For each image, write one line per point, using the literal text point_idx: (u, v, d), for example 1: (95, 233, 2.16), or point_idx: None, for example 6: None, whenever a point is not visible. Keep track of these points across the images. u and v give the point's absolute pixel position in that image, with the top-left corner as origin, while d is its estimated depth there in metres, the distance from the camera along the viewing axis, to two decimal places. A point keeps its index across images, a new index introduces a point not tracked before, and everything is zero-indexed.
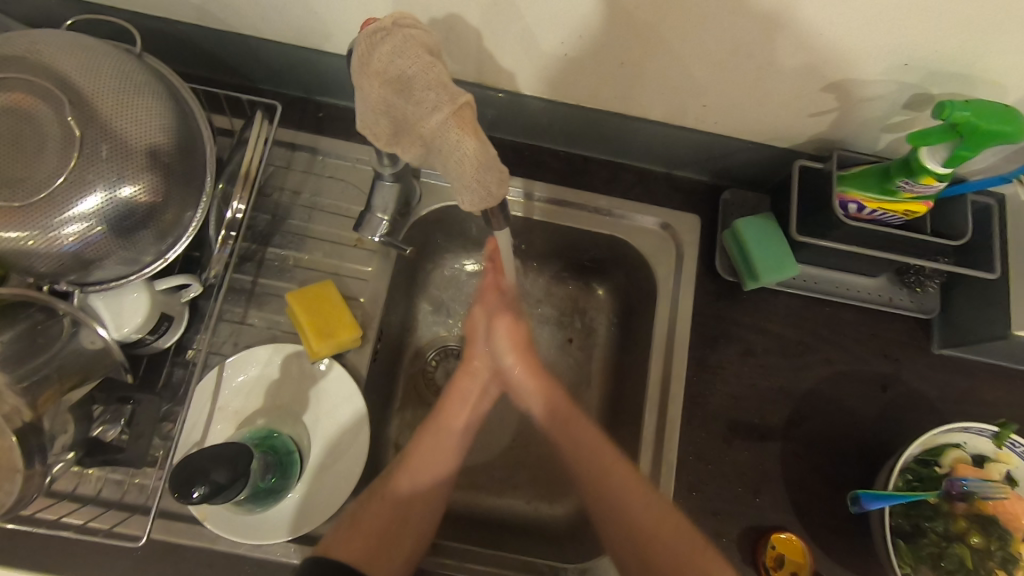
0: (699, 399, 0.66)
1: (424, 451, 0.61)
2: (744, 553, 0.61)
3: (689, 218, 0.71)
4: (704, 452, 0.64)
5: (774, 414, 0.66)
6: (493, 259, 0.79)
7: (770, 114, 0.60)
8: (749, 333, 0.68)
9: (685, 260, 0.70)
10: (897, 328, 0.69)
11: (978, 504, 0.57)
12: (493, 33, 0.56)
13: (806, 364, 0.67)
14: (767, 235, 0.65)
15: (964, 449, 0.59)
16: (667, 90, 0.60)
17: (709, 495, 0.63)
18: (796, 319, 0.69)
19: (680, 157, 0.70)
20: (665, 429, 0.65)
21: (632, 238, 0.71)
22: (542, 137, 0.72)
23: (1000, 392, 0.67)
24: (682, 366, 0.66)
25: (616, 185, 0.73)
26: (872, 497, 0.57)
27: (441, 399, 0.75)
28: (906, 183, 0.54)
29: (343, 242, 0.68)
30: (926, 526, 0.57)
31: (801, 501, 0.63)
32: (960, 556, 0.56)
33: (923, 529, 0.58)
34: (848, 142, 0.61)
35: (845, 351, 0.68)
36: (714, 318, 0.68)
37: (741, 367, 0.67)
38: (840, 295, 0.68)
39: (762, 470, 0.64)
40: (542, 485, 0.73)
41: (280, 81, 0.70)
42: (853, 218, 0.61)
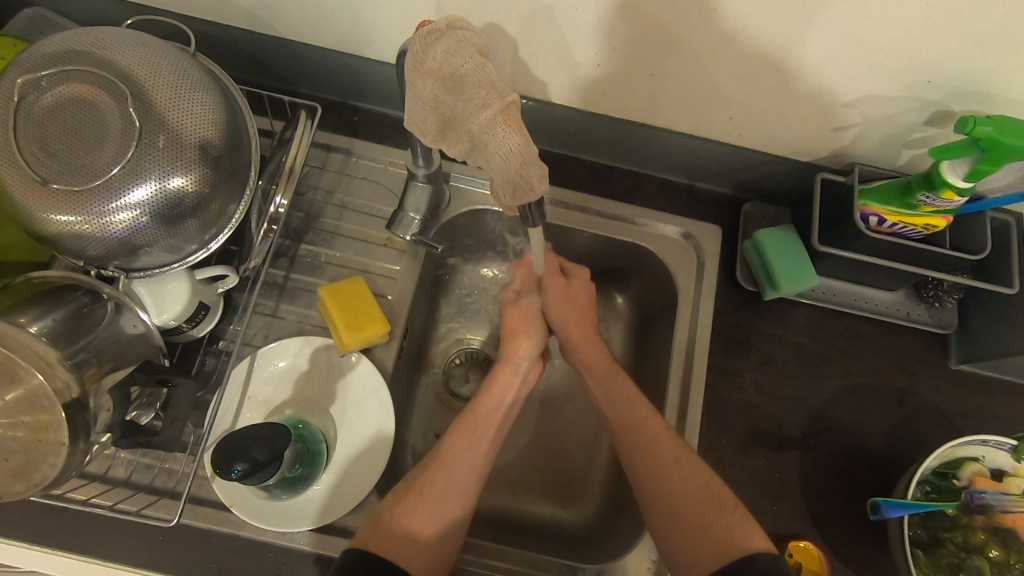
0: (718, 405, 0.67)
1: (462, 439, 0.61)
2: None
3: (710, 227, 0.73)
4: (722, 458, 0.65)
5: (792, 422, 0.66)
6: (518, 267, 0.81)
7: (794, 129, 0.62)
8: (768, 342, 0.69)
9: (705, 269, 0.71)
10: (914, 342, 0.70)
11: (998, 517, 0.57)
12: (529, 43, 0.59)
13: (824, 375, 0.68)
14: (788, 246, 0.67)
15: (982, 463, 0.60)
16: (694, 102, 0.62)
17: None
18: (816, 331, 0.70)
19: (702, 169, 0.72)
20: (684, 432, 0.66)
21: (655, 247, 0.73)
22: (568, 145, 0.74)
23: (1016, 408, 0.67)
24: (701, 373, 0.67)
25: (639, 195, 0.75)
26: (890, 504, 0.58)
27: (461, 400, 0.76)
28: (927, 197, 0.56)
29: (373, 241, 0.70)
30: (944, 536, 0.58)
31: (819, 510, 0.63)
32: (978, 567, 0.56)
33: (942, 540, 0.58)
34: (868, 157, 0.63)
35: (862, 364, 0.69)
36: (733, 326, 0.70)
37: (760, 375, 0.68)
38: (858, 307, 0.70)
39: (780, 478, 0.64)
40: (559, 490, 0.73)
41: (319, 85, 0.73)
42: (874, 231, 0.62)
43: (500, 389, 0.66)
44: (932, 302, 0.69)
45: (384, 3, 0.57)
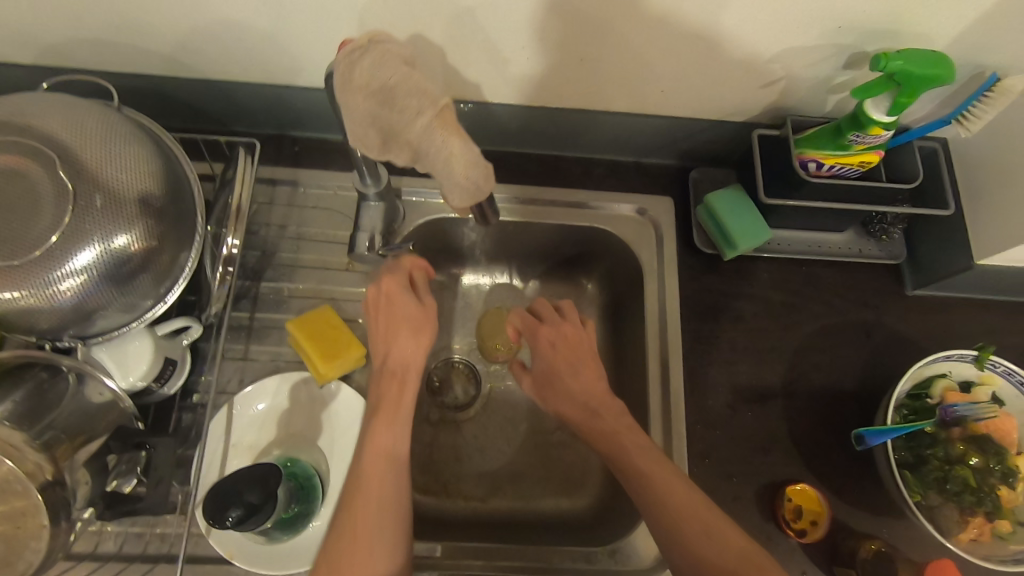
0: (699, 370, 0.68)
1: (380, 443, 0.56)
2: (764, 510, 0.63)
3: (662, 200, 0.75)
4: (712, 419, 0.66)
5: (772, 373, 0.68)
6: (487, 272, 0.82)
7: (725, 91, 0.64)
8: (736, 300, 0.71)
9: (664, 240, 0.73)
10: (868, 279, 0.73)
11: (972, 427, 0.60)
12: (458, 46, 0.59)
13: (793, 322, 0.71)
14: (739, 204, 0.69)
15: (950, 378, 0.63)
16: (626, 80, 0.64)
17: (723, 460, 0.65)
18: (778, 283, 0.72)
19: (645, 145, 0.74)
20: (671, 401, 0.67)
21: (613, 227, 0.74)
22: (513, 142, 0.75)
23: (971, 323, 0.71)
24: (678, 341, 0.69)
25: (590, 179, 0.76)
26: (873, 433, 0.60)
27: (452, 411, 0.77)
28: (857, 136, 0.58)
29: (335, 267, 0.69)
30: (923, 450, 0.60)
31: (810, 452, 0.65)
32: (964, 476, 0.58)
33: (925, 458, 0.60)
34: (799, 108, 0.66)
35: (827, 305, 0.71)
36: (700, 291, 0.71)
37: (734, 333, 0.70)
38: (814, 252, 0.72)
39: (769, 428, 0.66)
40: (561, 480, 0.74)
41: (254, 120, 0.72)
42: (814, 176, 0.64)
43: (397, 379, 0.60)
44: (880, 236, 0.73)
45: (307, 27, 0.57)
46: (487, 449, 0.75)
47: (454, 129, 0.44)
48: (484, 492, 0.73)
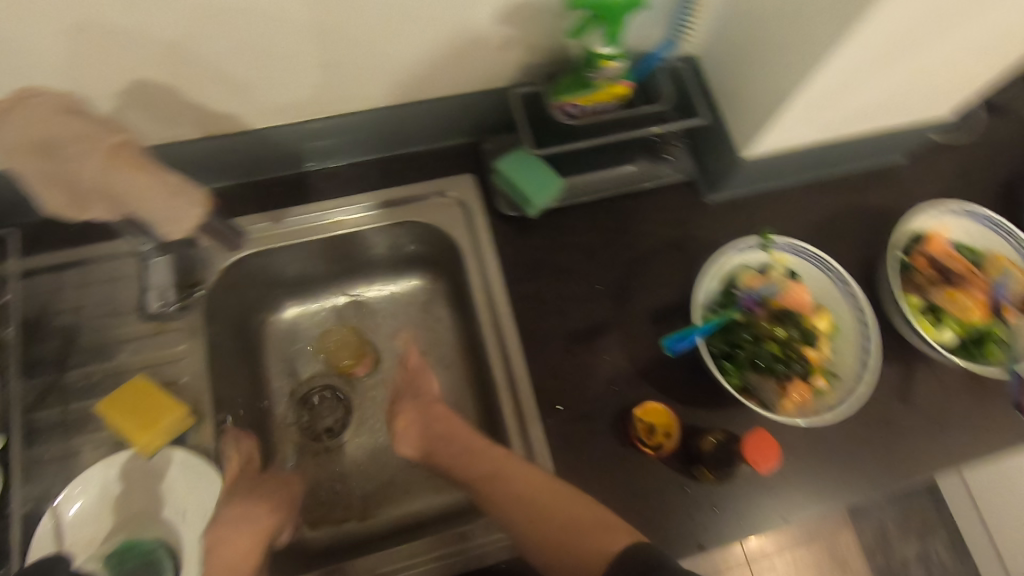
0: (535, 327, 0.70)
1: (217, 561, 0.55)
2: (620, 438, 0.66)
3: (460, 177, 0.76)
4: (556, 369, 0.69)
5: (602, 310, 0.72)
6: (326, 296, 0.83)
7: (475, 61, 0.66)
8: (555, 252, 0.74)
9: (473, 214, 0.74)
10: (671, 198, 0.78)
11: (771, 305, 0.66)
12: (187, 77, 0.58)
13: (612, 257, 0.74)
14: (525, 163, 0.71)
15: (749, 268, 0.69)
16: (375, 73, 0.64)
17: (574, 404, 0.67)
18: (593, 225, 0.75)
19: (432, 131, 0.76)
20: (513, 365, 0.68)
21: (423, 214, 0.75)
22: (303, 159, 0.75)
23: (761, 215, 0.79)
24: (509, 305, 0.70)
25: (391, 177, 0.77)
26: (676, 337, 0.62)
27: (329, 439, 0.77)
28: (595, 73, 0.62)
29: (142, 334, 0.66)
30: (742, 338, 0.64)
31: (650, 371, 0.69)
32: (770, 350, 0.63)
33: (738, 344, 0.65)
34: (551, 61, 0.68)
35: (638, 234, 0.76)
36: (519, 252, 0.73)
37: (559, 283, 0.72)
38: (614, 188, 0.76)
39: (609, 361, 0.69)
40: (448, 470, 0.76)
41: (16, 208, 0.67)
42: (578, 119, 0.67)
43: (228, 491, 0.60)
44: (669, 156, 0.78)
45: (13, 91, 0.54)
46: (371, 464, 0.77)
47: (170, 185, 0.55)
48: (375, 504, 0.74)
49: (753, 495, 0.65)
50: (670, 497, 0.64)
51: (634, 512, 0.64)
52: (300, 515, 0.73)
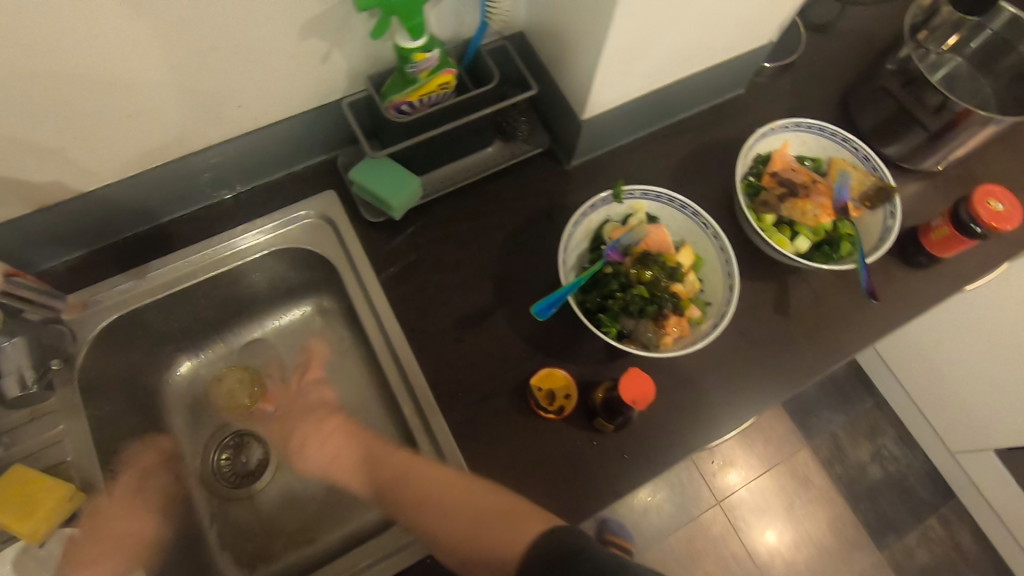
0: (421, 325, 0.71)
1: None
2: (522, 411, 0.68)
3: (326, 198, 0.75)
4: (449, 360, 0.70)
5: (484, 294, 0.73)
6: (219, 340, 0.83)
7: (296, 81, 0.66)
8: (428, 248, 0.75)
9: (340, 230, 0.74)
10: (533, 172, 0.80)
11: (634, 251, 0.68)
12: None
13: (485, 241, 0.76)
14: (376, 167, 0.71)
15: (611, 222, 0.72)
16: (195, 111, 0.64)
17: (472, 389, 0.69)
18: (460, 214, 0.77)
19: (281, 156, 0.75)
20: (406, 366, 0.69)
21: (291, 241, 0.75)
22: (154, 212, 0.73)
23: (622, 169, 0.82)
24: (392, 310, 0.71)
25: (252, 210, 0.76)
26: (540, 307, 0.63)
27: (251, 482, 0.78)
28: (413, 67, 0.63)
29: (16, 425, 0.64)
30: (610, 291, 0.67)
31: (540, 342, 0.71)
32: (638, 294, 0.66)
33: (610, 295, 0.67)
34: (375, 65, 0.69)
35: (506, 214, 0.77)
36: (392, 256, 0.74)
37: (438, 277, 0.73)
38: (475, 174, 0.78)
39: (499, 340, 0.71)
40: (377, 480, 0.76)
41: None
42: (417, 113, 0.69)
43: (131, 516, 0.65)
44: (524, 134, 0.80)
45: None
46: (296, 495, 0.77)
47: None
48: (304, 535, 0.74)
49: (658, 435, 0.68)
50: (580, 456, 0.66)
51: (548, 479, 0.65)
52: (234, 560, 0.73)
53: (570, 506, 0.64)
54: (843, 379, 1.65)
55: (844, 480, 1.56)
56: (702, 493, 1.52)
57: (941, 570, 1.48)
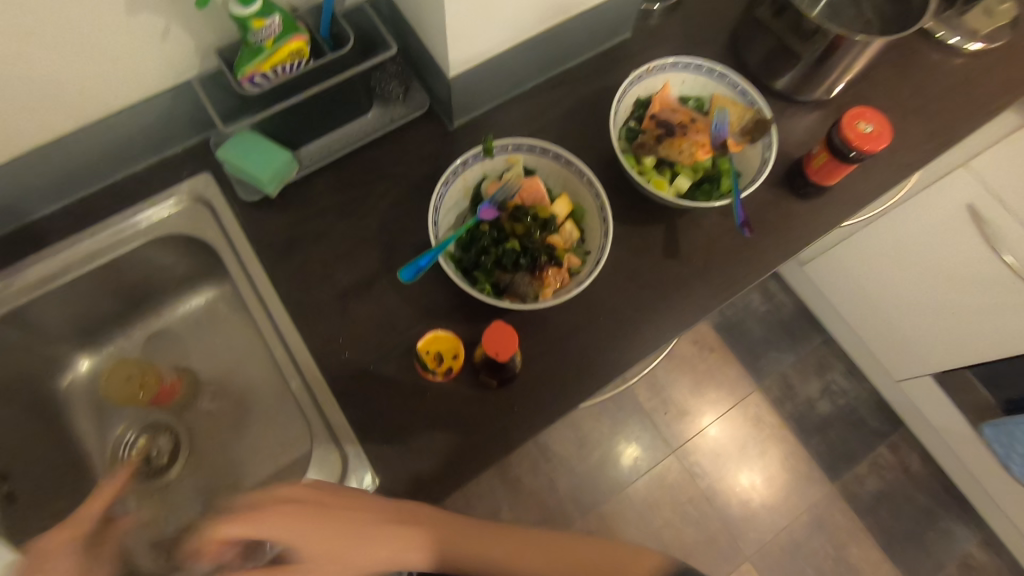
0: (304, 299, 0.70)
1: None
2: (410, 375, 0.68)
3: (200, 177, 0.74)
4: (334, 333, 0.69)
5: (367, 263, 0.73)
6: (116, 338, 0.83)
7: (136, 60, 0.64)
8: (308, 222, 0.74)
9: (219, 211, 0.73)
10: (413, 135, 0.79)
11: (509, 206, 0.68)
12: None
13: (366, 210, 0.75)
14: (244, 144, 0.69)
15: (487, 177, 0.71)
16: (29, 99, 0.61)
17: (359, 358, 0.69)
18: (340, 185, 0.76)
19: (145, 142, 0.73)
20: (291, 341, 0.69)
21: (168, 226, 0.73)
22: (16, 211, 0.70)
23: (505, 124, 0.80)
24: (273, 288, 0.70)
25: (124, 198, 0.74)
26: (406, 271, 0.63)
27: (162, 473, 0.81)
28: (254, 33, 0.62)
29: None
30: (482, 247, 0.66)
31: (425, 305, 0.71)
32: (511, 248, 0.66)
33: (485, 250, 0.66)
34: (222, 37, 0.67)
35: (387, 180, 0.76)
36: (271, 232, 0.73)
37: (320, 251, 0.73)
38: (353, 141, 0.77)
39: (384, 307, 0.71)
40: (278, 447, 0.78)
41: None
42: (270, 85, 0.66)
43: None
44: (401, 96, 0.79)
45: None
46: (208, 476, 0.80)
47: None
48: (219, 510, 0.77)
49: (548, 387, 0.69)
50: (469, 413, 0.68)
51: (441, 439, 0.66)
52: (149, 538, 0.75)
53: (462, 463, 0.66)
54: (790, 320, 1.67)
55: (795, 417, 1.59)
56: (656, 442, 1.54)
57: (892, 493, 1.53)
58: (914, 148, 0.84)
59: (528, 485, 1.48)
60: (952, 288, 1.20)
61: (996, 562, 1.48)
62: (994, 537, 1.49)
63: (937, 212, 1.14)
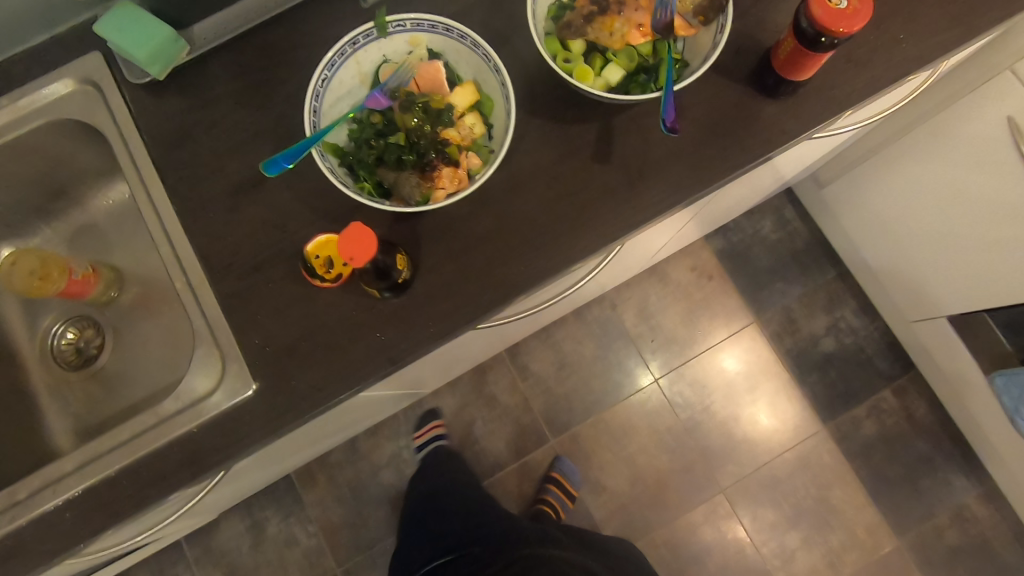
0: (191, 196, 0.66)
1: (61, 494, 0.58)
2: (296, 282, 0.64)
3: (88, 57, 0.68)
4: (220, 233, 0.65)
5: (259, 159, 0.67)
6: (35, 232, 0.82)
7: None
8: (200, 112, 0.68)
9: (107, 96, 0.68)
10: (319, 14, 0.69)
11: (403, 92, 0.59)
12: None
13: (262, 99, 0.68)
14: (123, 18, 0.64)
15: (385, 63, 0.62)
16: None
17: (245, 261, 0.65)
18: (236, 70, 0.68)
19: (25, 15, 0.67)
20: (175, 240, 0.65)
21: (54, 112, 0.68)
22: None
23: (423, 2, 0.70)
24: (159, 182, 0.66)
25: (16, 81, 0.70)
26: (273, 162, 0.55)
27: (91, 363, 0.83)
28: None
29: None
30: (365, 141, 0.59)
31: (317, 208, 0.65)
32: (398, 142, 0.58)
33: (370, 143, 0.58)
34: None
35: (286, 66, 0.68)
36: (161, 122, 0.67)
37: (211, 144, 0.67)
38: (251, 20, 0.69)
39: (273, 208, 0.65)
40: (178, 342, 0.80)
41: None
42: None
43: None
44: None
45: None
46: (123, 366, 0.82)
47: None
48: (132, 397, 0.79)
49: (444, 303, 0.64)
50: (355, 325, 0.63)
51: (323, 350, 0.63)
52: (67, 423, 0.79)
53: (342, 375, 0.62)
54: (803, 251, 1.53)
55: (794, 354, 1.49)
56: (639, 371, 1.49)
57: (889, 440, 1.44)
58: (929, 38, 0.68)
59: (504, 402, 1.48)
60: (979, 220, 1.04)
61: (994, 517, 1.39)
62: (996, 492, 1.40)
63: (972, 127, 0.96)
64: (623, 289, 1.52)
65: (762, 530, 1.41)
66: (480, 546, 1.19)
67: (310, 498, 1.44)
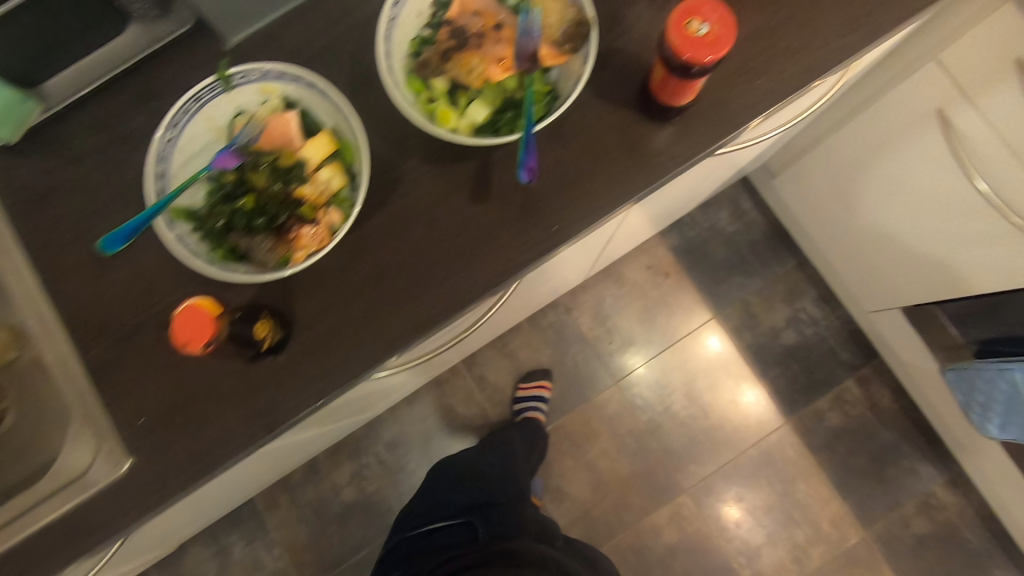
0: (54, 263, 0.63)
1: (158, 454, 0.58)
2: (167, 348, 0.61)
3: None
4: (86, 300, 0.62)
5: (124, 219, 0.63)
6: None
7: None
8: (57, 171, 0.64)
9: None
10: (180, 59, 0.65)
11: (253, 150, 0.56)
12: None
13: (123, 155, 0.64)
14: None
15: (238, 115, 0.58)
16: None
17: (114, 329, 0.62)
18: (95, 124, 0.65)
19: None
20: (41, 311, 0.62)
21: None
22: None
23: (287, 39, 0.65)
24: (20, 250, 0.63)
25: None
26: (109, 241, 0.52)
27: None
28: None
29: None
30: (215, 205, 0.55)
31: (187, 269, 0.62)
32: (246, 207, 0.55)
33: (220, 207, 0.55)
34: None
35: (148, 116, 0.64)
36: (18, 185, 0.64)
37: (72, 205, 0.64)
38: (105, 72, 0.64)
39: (142, 271, 0.62)
40: (58, 408, 0.75)
41: None
42: None
43: None
44: (161, 9, 0.63)
45: None
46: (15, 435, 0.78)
47: None
48: (27, 464, 0.76)
49: (322, 362, 0.61)
50: (231, 390, 0.60)
51: (198, 418, 0.60)
52: None
53: (219, 444, 0.59)
54: (760, 242, 1.49)
55: (754, 348, 1.46)
56: (598, 374, 1.47)
57: (854, 431, 1.42)
58: (827, 44, 0.63)
59: (463, 414, 1.47)
60: (920, 211, 1.00)
61: (961, 503, 1.37)
62: (964, 478, 1.38)
63: (906, 115, 0.91)
64: (579, 293, 1.49)
65: (729, 527, 1.40)
66: (484, 528, 1.03)
67: (274, 520, 1.44)
